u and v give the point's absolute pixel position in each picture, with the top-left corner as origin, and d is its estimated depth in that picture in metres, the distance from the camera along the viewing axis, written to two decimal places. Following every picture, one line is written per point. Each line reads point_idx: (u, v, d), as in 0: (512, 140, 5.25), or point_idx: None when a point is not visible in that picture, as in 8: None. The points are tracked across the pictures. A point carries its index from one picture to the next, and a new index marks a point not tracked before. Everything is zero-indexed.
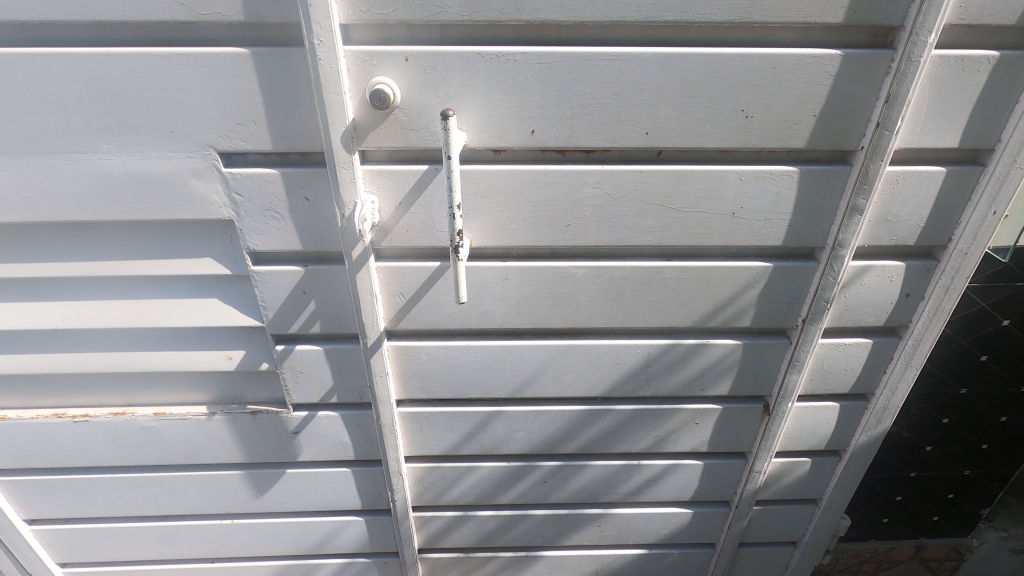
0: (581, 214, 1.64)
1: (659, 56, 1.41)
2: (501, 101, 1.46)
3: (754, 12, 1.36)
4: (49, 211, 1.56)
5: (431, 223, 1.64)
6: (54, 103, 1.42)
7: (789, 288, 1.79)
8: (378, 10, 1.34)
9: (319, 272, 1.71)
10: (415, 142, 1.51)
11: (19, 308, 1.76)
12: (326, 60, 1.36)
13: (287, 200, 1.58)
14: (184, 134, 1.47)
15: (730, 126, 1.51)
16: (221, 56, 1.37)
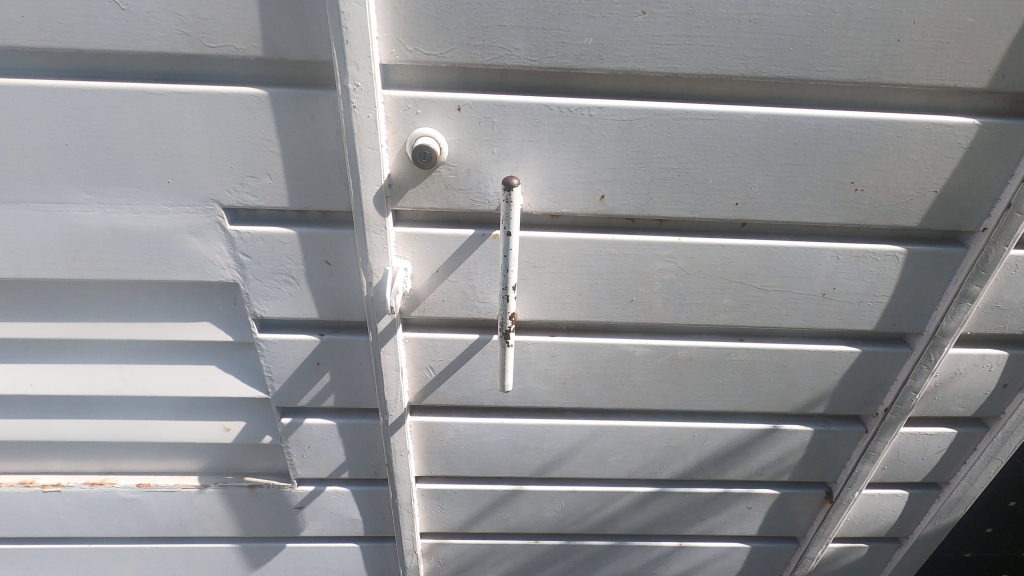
0: (647, 289, 1.40)
1: (762, 117, 1.17)
2: (567, 162, 1.21)
3: (884, 71, 1.12)
4: (16, 268, 1.30)
5: (472, 293, 1.40)
6: (24, 146, 1.15)
7: (874, 374, 1.57)
8: (429, 50, 1.09)
9: (336, 342, 1.46)
10: (460, 204, 1.26)
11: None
12: (361, 108, 1.11)
13: (304, 264, 1.33)
14: (181, 186, 1.21)
15: (835, 199, 1.27)
16: (231, 98, 1.11)
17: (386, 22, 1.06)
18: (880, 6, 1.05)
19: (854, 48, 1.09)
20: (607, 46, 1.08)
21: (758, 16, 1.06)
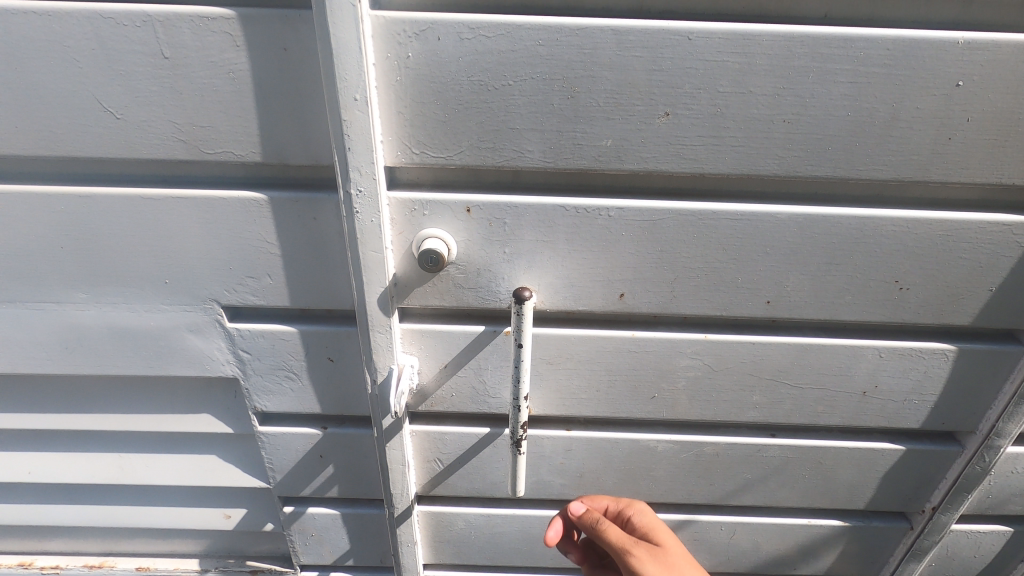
0: (670, 385, 1.30)
1: (797, 216, 1.07)
2: (584, 261, 1.13)
3: (935, 169, 1.01)
4: (13, 365, 1.25)
5: (483, 388, 1.31)
6: (19, 249, 1.11)
7: (920, 471, 1.43)
8: (436, 153, 1.02)
9: (340, 435, 1.38)
10: (470, 302, 1.19)
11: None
12: (364, 214, 1.04)
13: (306, 360, 1.26)
14: (180, 286, 1.16)
15: (878, 297, 1.16)
16: (230, 202, 1.06)
17: (391, 126, 0.99)
18: (930, 105, 0.96)
19: (901, 148, 1.00)
20: (627, 148, 1.01)
21: (793, 116, 0.97)
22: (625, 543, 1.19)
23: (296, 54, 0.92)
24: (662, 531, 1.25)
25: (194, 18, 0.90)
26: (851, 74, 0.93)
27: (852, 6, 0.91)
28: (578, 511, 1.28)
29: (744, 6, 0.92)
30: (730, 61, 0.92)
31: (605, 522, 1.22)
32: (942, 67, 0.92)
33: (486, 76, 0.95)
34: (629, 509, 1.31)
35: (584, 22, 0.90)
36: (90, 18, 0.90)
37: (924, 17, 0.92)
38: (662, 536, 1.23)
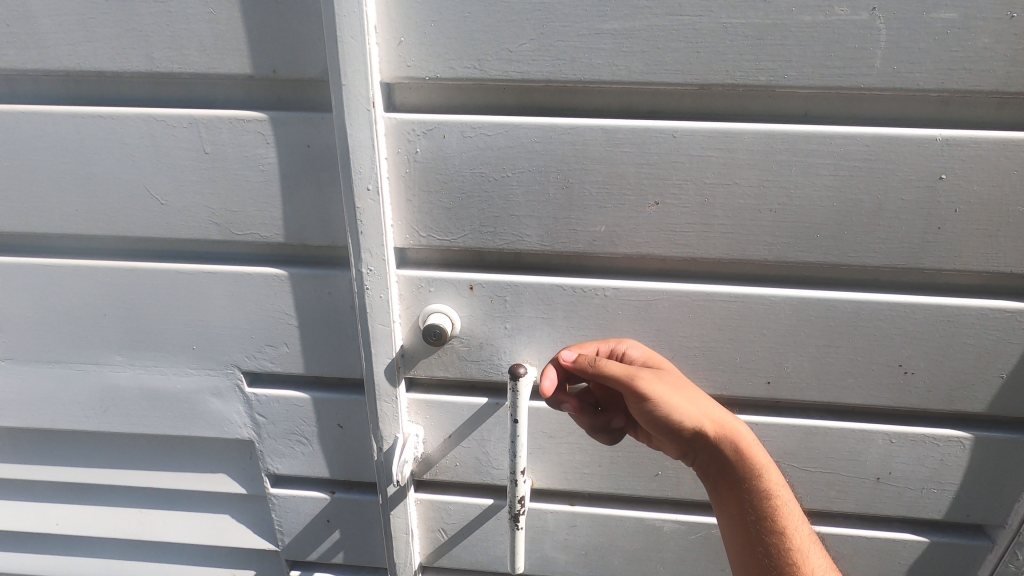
0: (674, 464, 1.28)
1: (792, 299, 1.09)
2: (582, 338, 1.17)
3: (928, 257, 1.03)
4: (53, 421, 1.35)
5: (486, 459, 1.33)
6: (69, 315, 1.23)
7: (950, 567, 1.34)
8: (442, 235, 1.10)
9: (347, 501, 1.41)
10: (473, 374, 1.23)
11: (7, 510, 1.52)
12: (373, 291, 1.12)
13: (317, 426, 1.31)
14: (205, 352, 1.25)
15: (882, 382, 1.14)
16: (255, 277, 1.16)
17: (401, 211, 1.08)
18: (914, 196, 0.99)
19: (890, 236, 1.02)
20: (620, 233, 1.06)
21: (779, 206, 1.01)
22: (628, 369, 1.03)
23: (318, 151, 1.04)
24: (659, 355, 1.13)
25: (232, 120, 1.03)
26: (832, 168, 0.98)
27: (830, 105, 0.96)
28: (568, 357, 1.07)
29: (726, 105, 0.98)
30: (714, 156, 0.99)
31: (602, 362, 1.04)
32: (922, 162, 0.96)
33: (487, 168, 1.03)
34: (627, 347, 1.11)
35: (575, 122, 0.99)
36: (146, 121, 1.04)
37: (902, 116, 0.96)
38: (662, 362, 1.11)
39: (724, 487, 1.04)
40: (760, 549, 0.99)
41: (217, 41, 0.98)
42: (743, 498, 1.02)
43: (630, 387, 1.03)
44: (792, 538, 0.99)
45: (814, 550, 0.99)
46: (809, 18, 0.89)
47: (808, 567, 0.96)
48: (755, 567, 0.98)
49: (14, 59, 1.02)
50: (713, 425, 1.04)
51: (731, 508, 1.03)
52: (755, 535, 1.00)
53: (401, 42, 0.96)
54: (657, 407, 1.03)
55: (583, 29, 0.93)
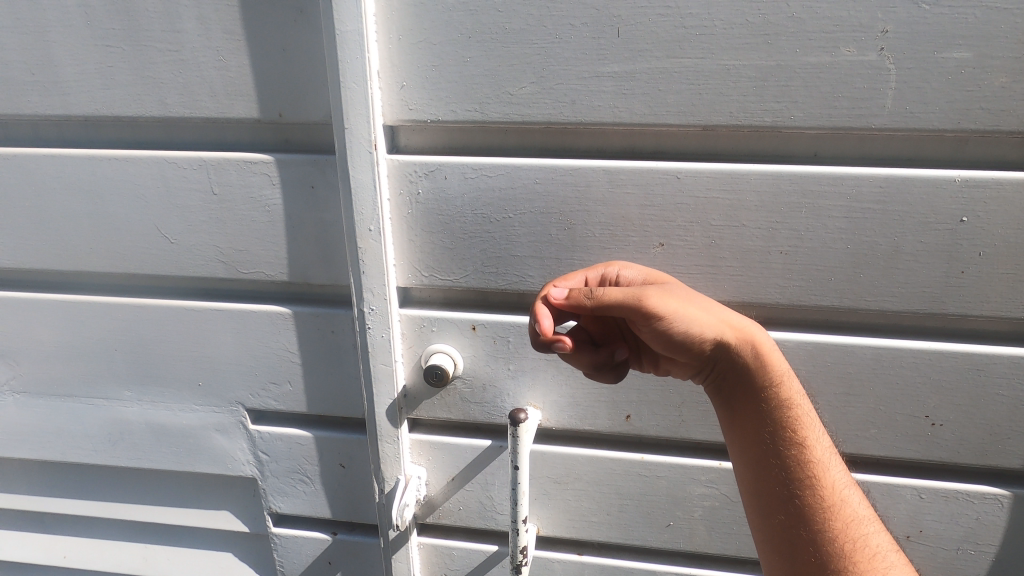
0: (686, 514, 1.21)
1: (806, 344, 1.03)
2: (587, 381, 1.14)
3: (952, 302, 0.97)
4: (63, 453, 1.37)
5: (490, 504, 1.28)
6: (82, 350, 1.26)
7: None
8: (444, 275, 1.09)
9: (348, 543, 1.36)
10: (476, 416, 1.20)
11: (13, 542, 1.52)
12: (375, 330, 1.11)
13: (319, 465, 1.29)
14: (211, 388, 1.25)
15: (907, 434, 1.06)
16: (260, 315, 1.16)
17: (404, 251, 1.08)
18: (934, 239, 0.94)
19: (910, 280, 0.97)
20: None
21: (790, 248, 0.98)
22: (634, 291, 0.86)
23: (322, 192, 1.05)
24: (657, 272, 0.97)
25: (240, 162, 1.05)
26: (844, 210, 0.94)
27: (840, 146, 0.93)
28: (557, 295, 0.90)
29: (731, 145, 0.96)
30: (720, 198, 0.96)
31: (601, 293, 0.87)
32: (941, 203, 0.92)
33: (489, 209, 1.03)
34: (622, 267, 0.97)
35: (577, 163, 0.98)
36: (159, 164, 1.07)
37: (917, 156, 0.92)
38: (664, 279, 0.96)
39: (739, 402, 0.89)
40: (780, 470, 0.86)
41: (227, 86, 1.00)
42: (761, 415, 0.88)
43: (639, 311, 0.85)
44: (813, 451, 0.87)
45: (835, 462, 0.88)
46: (814, 59, 0.87)
47: (828, 484, 0.85)
48: (769, 487, 0.86)
49: (39, 106, 1.07)
50: (727, 329, 0.87)
51: (742, 422, 0.89)
52: (773, 454, 0.87)
53: (403, 86, 0.97)
54: (668, 325, 0.86)
55: (583, 72, 0.93)
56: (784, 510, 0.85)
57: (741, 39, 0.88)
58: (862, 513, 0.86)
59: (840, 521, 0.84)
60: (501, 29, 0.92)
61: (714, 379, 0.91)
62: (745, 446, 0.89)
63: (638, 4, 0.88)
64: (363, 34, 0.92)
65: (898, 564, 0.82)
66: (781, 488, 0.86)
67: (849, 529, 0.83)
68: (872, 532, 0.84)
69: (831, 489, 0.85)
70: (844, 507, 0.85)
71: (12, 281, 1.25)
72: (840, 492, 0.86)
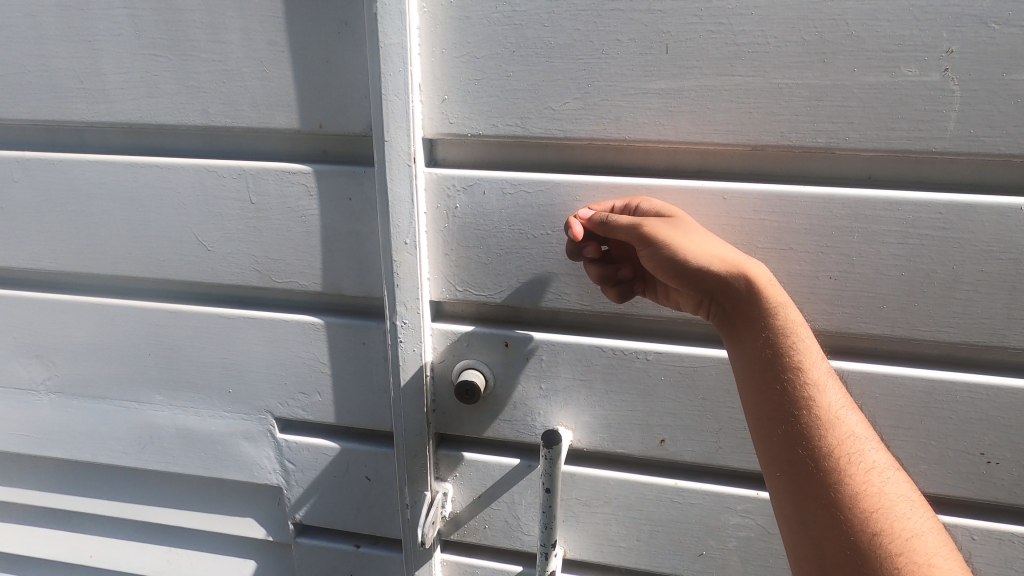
0: (719, 544, 1.17)
1: (853, 373, 0.98)
2: (621, 403, 1.11)
3: (1013, 335, 0.92)
4: (92, 454, 1.37)
5: (516, 523, 1.25)
6: (116, 352, 1.27)
7: None
8: (478, 290, 1.07)
9: (370, 557, 1.35)
10: (505, 434, 1.17)
11: (33, 540, 1.51)
12: (406, 343, 1.10)
13: (344, 476, 1.28)
14: (241, 396, 1.25)
15: (959, 471, 1.00)
16: (291, 324, 1.16)
17: (438, 265, 1.07)
18: (996, 268, 0.89)
19: (968, 311, 0.92)
20: None
21: (839, 273, 0.94)
22: (638, 217, 0.86)
23: (358, 203, 1.04)
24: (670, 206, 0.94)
25: (278, 173, 1.05)
26: (899, 236, 0.90)
27: (896, 169, 0.89)
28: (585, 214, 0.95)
29: (781, 166, 0.92)
30: (767, 220, 0.93)
31: (614, 217, 0.89)
32: (1004, 232, 0.87)
33: (527, 225, 1.01)
34: (640, 202, 0.93)
35: (619, 181, 0.95)
36: (199, 172, 1.08)
37: (980, 181, 0.88)
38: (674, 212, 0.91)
39: (738, 324, 0.84)
40: (776, 388, 0.79)
41: (268, 97, 1.01)
42: (759, 335, 0.82)
43: (642, 237, 0.85)
44: (808, 369, 0.80)
45: (831, 381, 0.80)
46: (872, 79, 0.84)
47: (824, 401, 0.78)
48: (766, 405, 0.78)
49: (86, 112, 1.08)
50: (726, 256, 0.85)
51: (741, 345, 0.83)
52: (768, 371, 0.80)
53: (445, 99, 0.96)
54: (668, 249, 0.84)
55: (629, 89, 0.90)
56: (782, 426, 0.77)
57: (796, 57, 0.85)
58: (857, 430, 0.77)
59: (836, 435, 0.75)
60: (546, 44, 0.91)
61: (717, 307, 0.86)
62: (741, 368, 0.82)
63: (689, 20, 0.86)
64: (407, 46, 0.92)
65: (893, 480, 0.75)
66: (778, 404, 0.78)
67: (846, 444, 0.75)
68: (870, 450, 0.76)
69: (827, 405, 0.77)
70: (839, 423, 0.77)
71: (52, 282, 1.26)
72: (836, 410, 0.78)
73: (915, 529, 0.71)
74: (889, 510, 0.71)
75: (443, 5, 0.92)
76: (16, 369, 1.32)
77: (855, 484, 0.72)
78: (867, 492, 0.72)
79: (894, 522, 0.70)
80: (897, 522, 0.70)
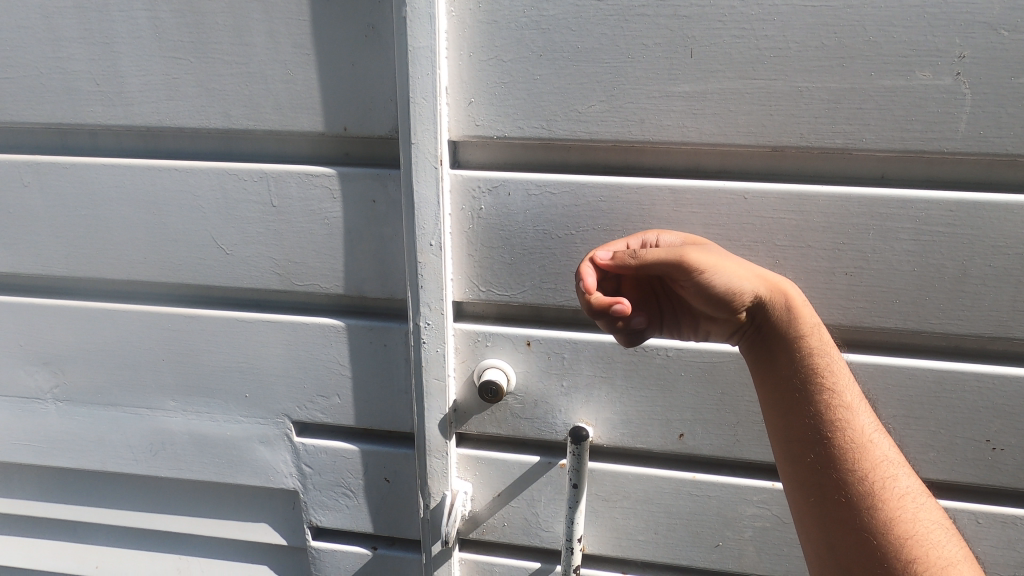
0: (736, 534, 1.20)
1: (867, 365, 1.02)
2: (640, 399, 1.13)
3: (1018, 326, 0.96)
4: (101, 462, 1.35)
5: (535, 521, 1.25)
6: (128, 358, 1.25)
7: None
8: (501, 289, 1.08)
9: (388, 559, 1.33)
10: (526, 431, 1.18)
11: (37, 553, 1.48)
12: (429, 344, 1.11)
13: (363, 478, 1.27)
14: (257, 400, 1.24)
15: (966, 458, 1.05)
16: (312, 326, 1.16)
17: (462, 265, 1.08)
18: (1001, 263, 0.94)
19: (975, 303, 0.96)
20: None
21: (854, 269, 0.97)
22: (673, 250, 0.84)
23: (383, 205, 1.05)
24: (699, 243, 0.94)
25: (301, 175, 1.05)
26: (912, 233, 0.94)
27: (908, 169, 0.93)
28: (606, 255, 0.87)
29: (798, 167, 0.96)
30: (786, 219, 0.96)
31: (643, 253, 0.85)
32: (1009, 228, 0.92)
33: (551, 226, 1.03)
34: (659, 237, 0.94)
35: (643, 182, 0.98)
36: (220, 175, 1.07)
37: (986, 179, 0.92)
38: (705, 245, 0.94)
39: (772, 352, 0.86)
40: (811, 415, 0.82)
41: (294, 100, 1.01)
42: (791, 363, 0.85)
43: (681, 268, 0.83)
44: (842, 395, 0.82)
45: (864, 408, 0.83)
46: (888, 82, 0.88)
47: (857, 428, 0.81)
48: (799, 431, 0.82)
49: (103, 116, 1.07)
50: (763, 283, 0.86)
51: (775, 372, 0.86)
52: (801, 399, 0.83)
53: (471, 102, 0.98)
54: (702, 279, 0.83)
55: (654, 92, 0.93)
56: (814, 452, 0.80)
57: (816, 61, 0.88)
58: (890, 455, 0.80)
59: (868, 462, 0.79)
60: (573, 47, 0.93)
61: (751, 335, 0.89)
62: (775, 395, 0.86)
63: (713, 26, 0.89)
64: (435, 49, 0.93)
65: (925, 506, 0.77)
66: (809, 431, 0.81)
67: (877, 469, 0.78)
68: (901, 475, 0.79)
69: (859, 431, 0.81)
70: (871, 449, 0.80)
71: (59, 288, 1.24)
72: (869, 436, 0.81)
73: (949, 555, 0.73)
74: (923, 535, 0.74)
75: (471, 9, 0.93)
76: (22, 377, 1.30)
77: (889, 510, 0.75)
78: (899, 517, 0.75)
79: (928, 548, 0.73)
80: (932, 549, 0.73)
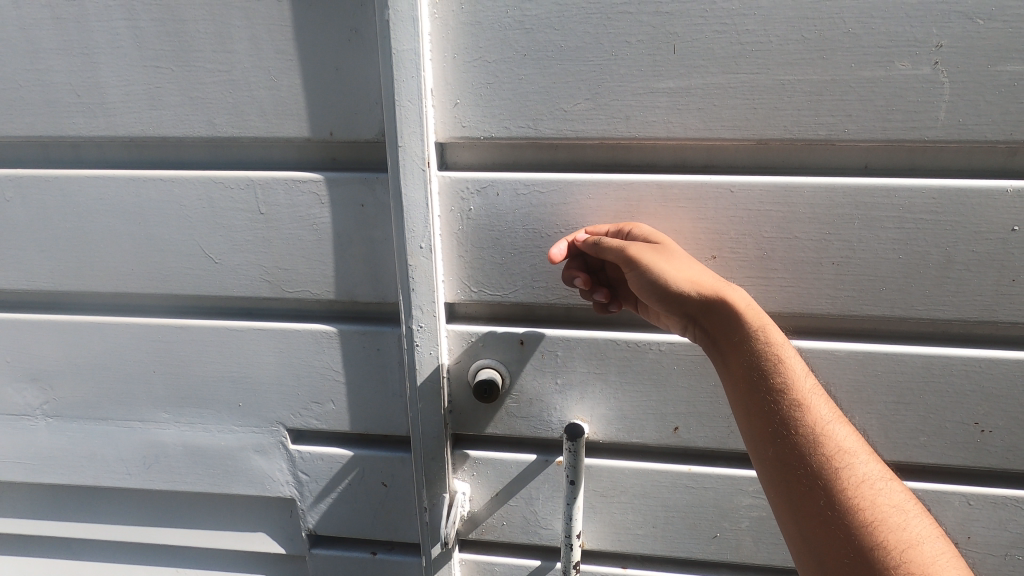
0: (733, 524, 1.21)
1: (856, 353, 1.03)
2: (635, 394, 1.14)
3: (1002, 309, 0.98)
4: (94, 477, 1.33)
5: (534, 519, 1.25)
6: (119, 371, 1.23)
7: None
8: (492, 290, 1.08)
9: (388, 563, 1.32)
10: (522, 430, 1.18)
11: (33, 570, 1.46)
12: (422, 346, 1.10)
13: (360, 483, 1.27)
14: (251, 409, 1.23)
15: (956, 441, 1.06)
16: (303, 333, 1.15)
17: (453, 267, 1.08)
18: (984, 248, 0.95)
19: (960, 288, 0.98)
20: None
21: (841, 259, 0.99)
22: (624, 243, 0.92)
23: (372, 209, 1.05)
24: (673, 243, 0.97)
25: (288, 182, 1.04)
26: (896, 222, 0.95)
27: (891, 158, 0.94)
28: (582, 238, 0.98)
29: (783, 159, 0.97)
30: (773, 211, 0.97)
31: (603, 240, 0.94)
32: (990, 214, 0.93)
33: (540, 225, 1.03)
34: (632, 228, 0.97)
35: (630, 178, 0.98)
36: (206, 183, 1.06)
37: (967, 166, 0.93)
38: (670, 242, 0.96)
39: (724, 354, 0.87)
40: (767, 409, 0.82)
41: (278, 106, 1.00)
42: (743, 359, 0.85)
43: (629, 260, 0.90)
44: (794, 389, 0.83)
45: (818, 399, 0.84)
46: (869, 73, 0.89)
47: (811, 419, 0.81)
48: (760, 428, 0.82)
49: (85, 127, 1.06)
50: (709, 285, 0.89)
51: (730, 371, 0.86)
52: (756, 394, 0.83)
53: (456, 104, 0.98)
54: (649, 275, 0.89)
55: (638, 88, 0.93)
56: (774, 447, 0.80)
57: (797, 54, 0.89)
58: (849, 443, 0.80)
59: (825, 451, 0.78)
60: (557, 46, 0.93)
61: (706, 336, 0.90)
62: (733, 395, 0.86)
63: (695, 22, 0.89)
64: (419, 52, 0.93)
65: (887, 491, 0.77)
66: (768, 426, 0.81)
67: (836, 457, 0.78)
68: (861, 462, 0.79)
69: (815, 421, 0.81)
70: (829, 439, 0.80)
71: (46, 302, 1.23)
72: (826, 425, 0.81)
73: (912, 538, 0.72)
74: (884, 519, 0.73)
75: (454, 11, 0.94)
76: (10, 394, 1.28)
77: (849, 498, 0.75)
78: (861, 504, 0.74)
79: (889, 531, 0.72)
80: (891, 531, 0.72)
